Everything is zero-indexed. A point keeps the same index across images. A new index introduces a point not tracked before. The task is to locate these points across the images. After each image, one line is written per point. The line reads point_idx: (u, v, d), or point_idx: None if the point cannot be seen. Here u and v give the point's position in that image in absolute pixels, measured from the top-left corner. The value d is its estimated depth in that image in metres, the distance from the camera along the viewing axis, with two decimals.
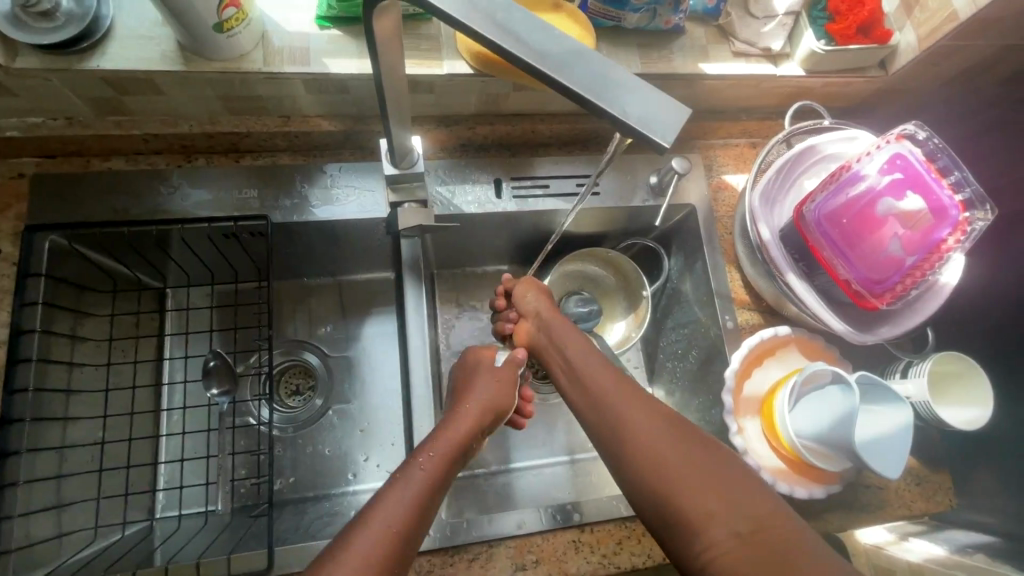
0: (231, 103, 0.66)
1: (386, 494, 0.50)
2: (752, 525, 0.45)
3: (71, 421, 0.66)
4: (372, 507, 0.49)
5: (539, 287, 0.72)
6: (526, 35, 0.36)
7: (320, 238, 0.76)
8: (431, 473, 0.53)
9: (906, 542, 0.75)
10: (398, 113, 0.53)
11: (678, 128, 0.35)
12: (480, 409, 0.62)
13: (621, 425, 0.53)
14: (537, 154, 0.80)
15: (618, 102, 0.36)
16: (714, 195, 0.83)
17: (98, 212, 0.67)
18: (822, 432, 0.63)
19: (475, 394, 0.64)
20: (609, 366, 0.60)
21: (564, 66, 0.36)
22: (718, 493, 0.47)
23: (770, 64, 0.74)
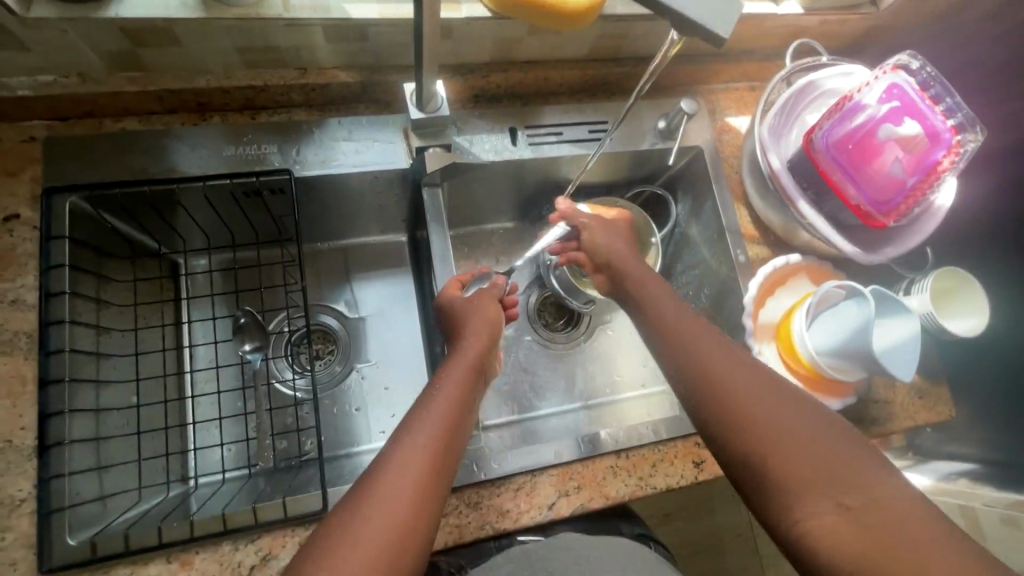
0: (249, 55, 0.65)
1: (419, 418, 0.54)
2: (845, 489, 0.47)
3: (104, 385, 0.66)
4: (411, 429, 0.52)
5: (611, 228, 0.77)
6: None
7: (341, 194, 0.77)
8: (457, 397, 0.57)
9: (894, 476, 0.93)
10: (431, 55, 0.54)
11: (732, 26, 0.38)
12: (485, 334, 0.65)
13: (720, 389, 0.55)
14: (548, 102, 0.81)
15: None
16: (718, 137, 0.86)
17: (116, 172, 0.66)
18: (838, 347, 0.67)
19: (476, 316, 0.66)
20: (699, 326, 0.62)
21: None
22: (805, 463, 0.49)
23: (771, 3, 0.77)
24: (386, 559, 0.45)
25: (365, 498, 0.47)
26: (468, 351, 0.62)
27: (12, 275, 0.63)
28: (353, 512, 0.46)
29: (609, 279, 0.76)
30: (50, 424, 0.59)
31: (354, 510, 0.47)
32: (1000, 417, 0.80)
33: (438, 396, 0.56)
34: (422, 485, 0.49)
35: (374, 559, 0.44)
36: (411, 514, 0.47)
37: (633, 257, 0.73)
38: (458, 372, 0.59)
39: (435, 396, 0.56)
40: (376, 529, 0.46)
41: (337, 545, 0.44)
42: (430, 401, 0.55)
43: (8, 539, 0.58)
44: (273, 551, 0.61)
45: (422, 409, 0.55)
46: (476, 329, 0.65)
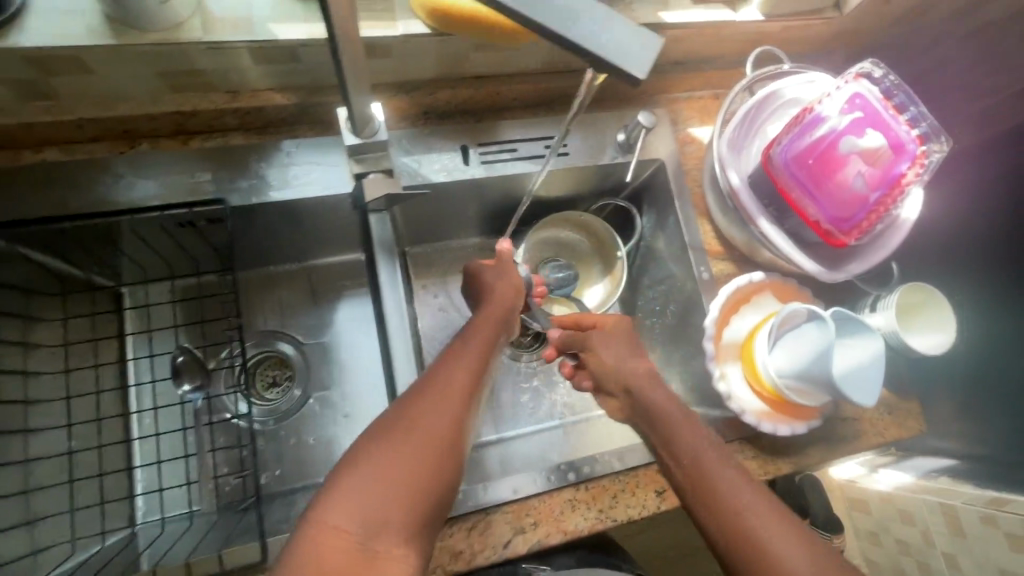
0: (171, 80, 0.61)
1: (446, 366, 0.55)
2: (724, 533, 0.50)
3: (34, 433, 0.62)
4: (437, 377, 0.54)
5: (616, 340, 0.68)
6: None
7: (285, 219, 0.73)
8: (483, 349, 0.59)
9: (875, 472, 0.99)
10: (356, 78, 0.50)
11: (651, 60, 0.34)
12: (512, 293, 0.68)
13: (707, 491, 0.53)
14: (502, 117, 0.78)
15: (593, 33, 0.34)
16: (681, 148, 0.83)
17: (37, 208, 0.62)
18: (800, 372, 0.65)
19: (501, 281, 0.69)
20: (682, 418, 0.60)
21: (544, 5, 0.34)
22: (697, 503, 0.53)
23: (729, 10, 0.73)
24: (406, 493, 0.46)
25: (409, 416, 0.50)
26: (491, 310, 0.65)
27: None
28: (400, 419, 0.50)
29: (626, 406, 0.65)
30: None
31: (379, 444, 0.48)
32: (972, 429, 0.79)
33: (463, 345, 0.59)
34: (450, 427, 0.50)
35: (398, 491, 0.46)
36: (436, 454, 0.48)
37: (648, 374, 0.65)
38: (482, 328, 0.62)
39: (460, 347, 0.59)
40: (400, 464, 0.47)
41: (359, 477, 0.45)
42: (458, 351, 0.58)
43: None
44: None
45: (449, 357, 0.57)
46: (499, 293, 0.68)
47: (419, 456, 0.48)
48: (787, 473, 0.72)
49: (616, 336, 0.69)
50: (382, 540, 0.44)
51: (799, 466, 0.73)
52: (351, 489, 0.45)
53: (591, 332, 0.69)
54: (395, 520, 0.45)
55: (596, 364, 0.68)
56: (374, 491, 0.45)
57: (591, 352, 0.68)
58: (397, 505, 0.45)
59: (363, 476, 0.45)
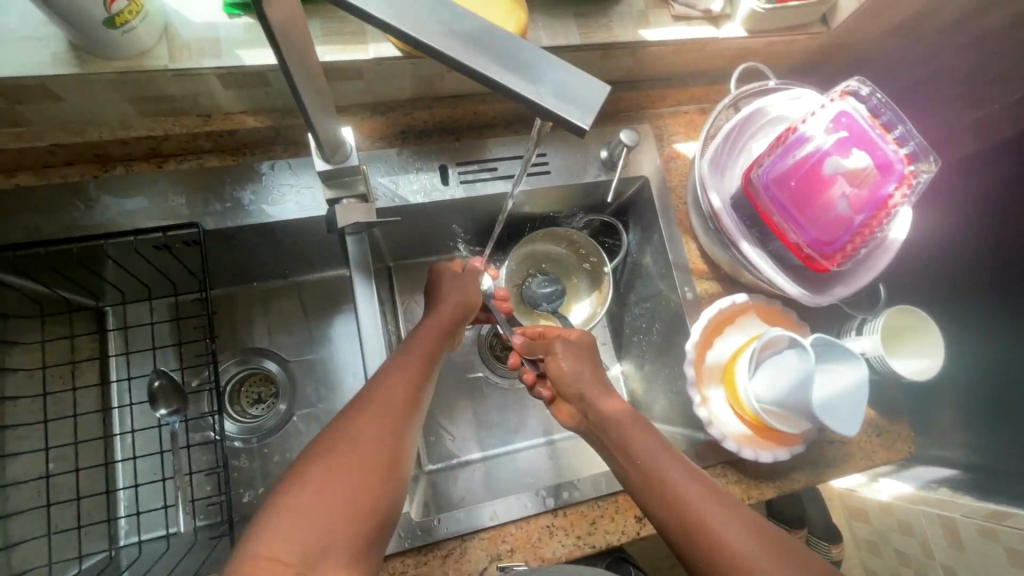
0: (142, 105, 0.61)
1: (386, 379, 0.55)
2: (686, 541, 0.51)
3: (9, 458, 0.62)
4: (377, 390, 0.54)
5: (578, 355, 0.65)
6: (445, 31, 0.34)
7: (264, 241, 0.73)
8: (424, 359, 0.59)
9: (876, 481, 0.93)
10: (319, 107, 0.48)
11: (597, 107, 0.34)
12: (458, 304, 0.67)
13: (658, 481, 0.54)
14: (483, 136, 0.77)
15: (538, 83, 0.34)
16: (666, 165, 0.82)
17: (10, 234, 0.62)
18: (781, 399, 0.63)
19: (451, 289, 0.68)
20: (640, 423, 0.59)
21: (490, 57, 0.34)
22: (657, 511, 0.53)
23: (711, 27, 0.71)
24: (351, 509, 0.46)
25: (345, 435, 0.49)
26: (434, 319, 0.65)
27: None
28: (337, 437, 0.49)
29: (580, 416, 0.64)
30: None
31: (323, 458, 0.47)
32: None
33: (405, 356, 0.58)
34: (391, 442, 0.50)
35: (343, 510, 0.45)
36: (376, 473, 0.48)
37: (607, 391, 0.62)
38: (425, 336, 0.62)
39: (400, 358, 0.58)
40: (343, 481, 0.46)
41: (302, 493, 0.45)
42: (398, 363, 0.58)
43: None
44: None
45: (391, 368, 0.57)
46: (449, 299, 0.67)
47: (357, 478, 0.47)
48: (773, 497, 0.71)
49: (580, 348, 0.66)
50: (329, 559, 0.43)
51: (783, 491, 0.71)
52: (297, 508, 0.44)
53: (554, 340, 0.67)
54: (340, 537, 0.44)
55: (557, 372, 0.64)
56: (319, 510, 0.44)
57: (551, 360, 0.65)
58: (342, 522, 0.45)
59: (307, 493, 0.45)
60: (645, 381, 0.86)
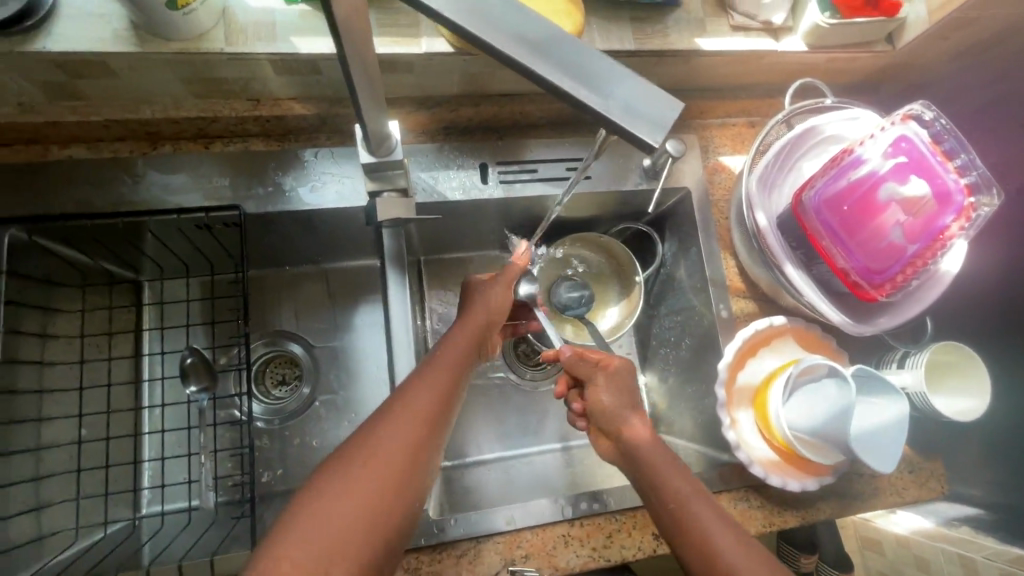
0: (194, 86, 0.62)
1: (417, 384, 0.54)
2: (698, 560, 0.50)
3: (45, 422, 0.64)
4: (407, 393, 0.53)
5: (616, 388, 0.62)
6: (513, 32, 0.33)
7: (301, 228, 0.73)
8: (456, 366, 0.58)
9: (894, 513, 0.90)
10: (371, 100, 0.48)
11: (668, 123, 0.34)
12: (488, 313, 0.66)
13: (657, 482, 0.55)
14: (525, 136, 0.76)
15: (608, 96, 0.33)
16: (709, 178, 0.80)
17: (60, 203, 0.63)
18: (816, 428, 0.61)
19: (480, 301, 0.67)
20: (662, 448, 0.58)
21: (558, 64, 0.33)
22: (672, 531, 0.53)
23: (771, 39, 0.69)
24: (374, 506, 0.45)
25: (371, 435, 0.48)
26: (465, 331, 0.63)
27: None
28: (365, 433, 0.49)
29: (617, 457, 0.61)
30: None
31: (349, 455, 0.47)
32: (1005, 489, 0.74)
33: (435, 363, 0.57)
34: (420, 446, 0.49)
35: (366, 505, 0.44)
36: (400, 473, 0.47)
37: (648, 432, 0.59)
38: (455, 348, 0.60)
39: (432, 364, 0.57)
40: (363, 481, 0.45)
41: (324, 487, 0.44)
42: (429, 367, 0.57)
43: None
44: None
45: (422, 374, 0.56)
46: (485, 308, 0.66)
47: (381, 478, 0.46)
48: (795, 526, 0.69)
49: (612, 379, 0.62)
50: (350, 555, 0.41)
51: (806, 521, 0.69)
52: (320, 500, 0.43)
53: (595, 372, 0.63)
54: (361, 534, 0.43)
55: (596, 406, 0.62)
56: (340, 506, 0.43)
57: (590, 393, 0.62)
58: (365, 517, 0.43)
59: (330, 487, 0.44)
60: (668, 395, 0.85)
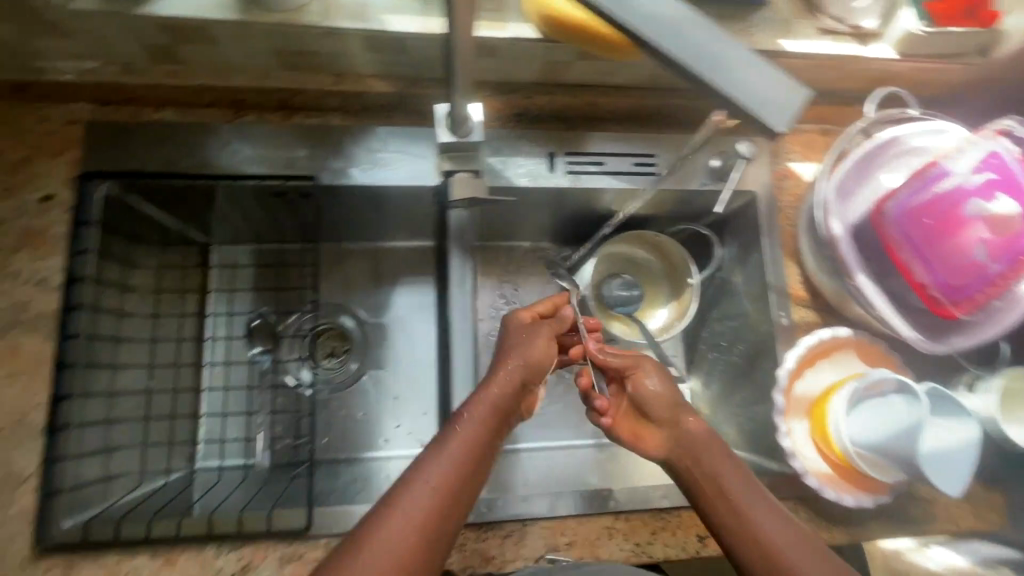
0: (286, 57, 0.64)
1: (440, 452, 0.51)
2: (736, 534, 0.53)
3: (119, 369, 0.67)
4: (427, 464, 0.50)
5: (659, 372, 0.62)
6: (664, 27, 0.36)
7: (369, 203, 0.75)
8: (485, 429, 0.54)
9: None
10: (466, 67, 0.50)
11: (794, 111, 0.37)
12: (525, 360, 0.59)
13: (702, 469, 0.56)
14: (595, 128, 0.76)
15: (742, 81, 0.37)
16: (777, 183, 0.79)
17: (151, 163, 0.66)
18: (881, 443, 0.60)
19: (515, 347, 0.60)
20: (715, 457, 0.56)
21: (698, 50, 0.36)
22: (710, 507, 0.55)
23: (857, 44, 0.68)
24: None
25: (385, 517, 0.46)
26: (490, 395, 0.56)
27: (41, 256, 0.64)
28: (378, 516, 0.47)
29: (673, 448, 0.59)
30: (61, 407, 0.60)
31: (362, 540, 0.45)
32: None
33: (464, 424, 0.53)
34: (433, 533, 0.47)
35: None
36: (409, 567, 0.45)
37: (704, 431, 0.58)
38: (475, 421, 0.54)
39: (460, 425, 0.53)
40: None
41: None
42: (456, 429, 0.53)
43: (11, 512, 0.58)
44: (255, 561, 0.60)
45: (447, 438, 0.52)
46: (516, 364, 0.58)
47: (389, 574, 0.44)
48: (844, 544, 0.68)
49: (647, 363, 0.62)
50: None
51: (856, 540, 0.68)
52: None
53: (643, 359, 0.63)
54: None
55: (650, 392, 0.60)
56: None
57: (642, 380, 0.61)
58: None
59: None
60: (715, 400, 0.84)
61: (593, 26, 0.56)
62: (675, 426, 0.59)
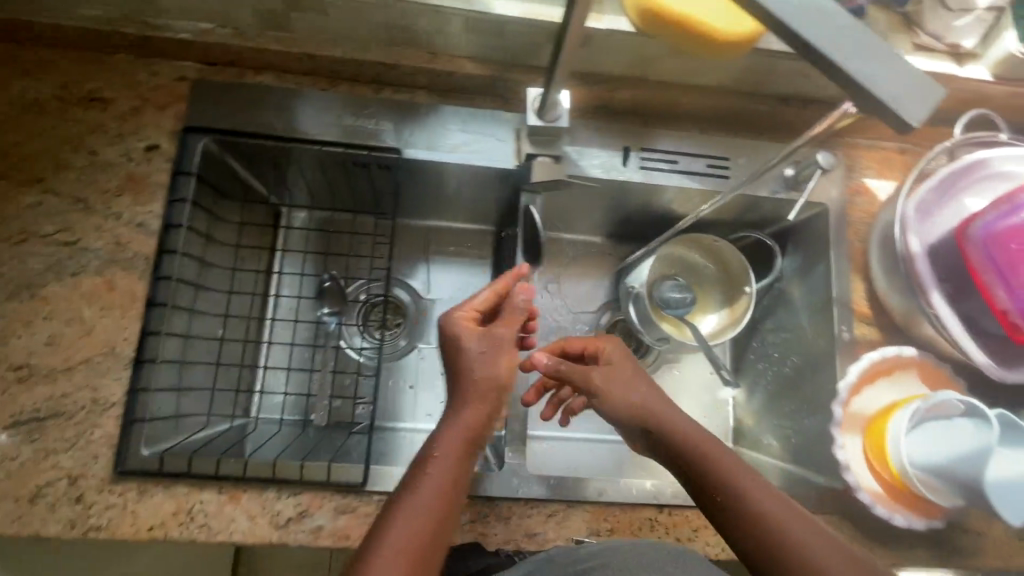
0: (387, 32, 0.68)
1: (403, 512, 0.48)
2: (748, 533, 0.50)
3: (197, 314, 0.70)
4: (388, 528, 0.47)
5: (622, 370, 0.61)
6: (807, 14, 0.33)
7: (442, 181, 0.77)
8: (451, 477, 0.51)
9: None
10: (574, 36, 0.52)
11: (931, 106, 0.34)
12: (485, 394, 0.54)
13: (710, 470, 0.53)
14: (670, 126, 0.77)
15: (874, 69, 0.34)
16: (850, 198, 0.78)
17: (248, 122, 0.70)
18: (943, 465, 0.59)
19: (469, 377, 0.55)
20: (715, 458, 0.54)
21: (828, 34, 0.33)
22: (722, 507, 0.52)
23: (953, 63, 0.67)
24: None
25: None
26: (454, 430, 0.53)
27: (142, 200, 0.68)
28: None
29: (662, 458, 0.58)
30: (148, 342, 0.64)
31: None
32: None
33: (426, 477, 0.50)
34: None
35: None
36: None
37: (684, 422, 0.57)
38: (439, 473, 0.51)
39: (423, 477, 0.50)
40: None
41: None
42: (418, 483, 0.50)
43: (95, 435, 0.62)
44: (311, 508, 0.63)
45: (411, 495, 0.49)
46: (474, 390, 0.54)
47: None
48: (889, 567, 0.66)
49: (612, 365, 0.62)
50: None
51: (903, 564, 0.66)
52: None
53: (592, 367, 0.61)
54: None
55: (608, 401, 0.60)
56: None
57: (599, 393, 0.60)
58: None
59: None
60: (762, 410, 0.84)
61: (695, 23, 0.54)
62: (648, 433, 0.58)
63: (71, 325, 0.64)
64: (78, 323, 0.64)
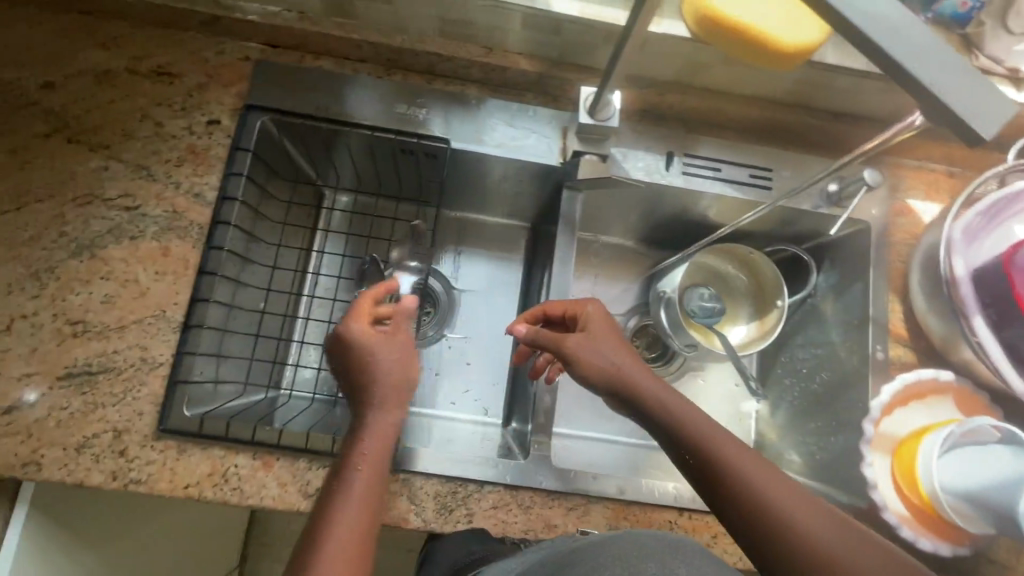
0: (448, 24, 0.70)
1: (336, 510, 0.48)
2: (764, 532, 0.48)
3: (242, 286, 0.73)
4: (324, 528, 0.47)
5: (599, 330, 0.61)
6: (886, 26, 0.34)
7: (485, 173, 0.79)
8: (376, 474, 0.51)
9: None
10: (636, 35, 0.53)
11: (1002, 123, 0.34)
12: (388, 395, 0.55)
13: (722, 465, 0.51)
14: (715, 134, 0.77)
15: (949, 82, 0.34)
16: (894, 218, 0.77)
17: (306, 103, 0.72)
18: (972, 490, 0.59)
19: (371, 379, 0.55)
20: (715, 445, 0.52)
21: (904, 45, 0.34)
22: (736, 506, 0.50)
23: (1011, 87, 0.67)
24: None
25: None
26: (370, 433, 0.53)
27: (200, 172, 0.70)
28: None
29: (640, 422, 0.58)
30: (197, 308, 0.67)
31: None
32: None
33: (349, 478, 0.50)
34: None
35: None
36: None
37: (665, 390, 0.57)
38: (366, 471, 0.51)
39: (348, 476, 0.51)
40: None
41: None
42: (346, 484, 0.50)
43: (141, 392, 0.64)
44: None
45: (340, 496, 0.49)
46: (385, 396, 0.55)
47: None
48: None
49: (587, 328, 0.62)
50: None
51: None
52: None
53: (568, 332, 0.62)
54: None
55: (580, 367, 0.60)
56: None
57: (574, 360, 0.60)
58: None
59: None
60: (786, 424, 0.83)
61: (758, 33, 0.54)
62: (622, 400, 0.58)
63: (126, 286, 0.67)
64: (133, 285, 0.67)
